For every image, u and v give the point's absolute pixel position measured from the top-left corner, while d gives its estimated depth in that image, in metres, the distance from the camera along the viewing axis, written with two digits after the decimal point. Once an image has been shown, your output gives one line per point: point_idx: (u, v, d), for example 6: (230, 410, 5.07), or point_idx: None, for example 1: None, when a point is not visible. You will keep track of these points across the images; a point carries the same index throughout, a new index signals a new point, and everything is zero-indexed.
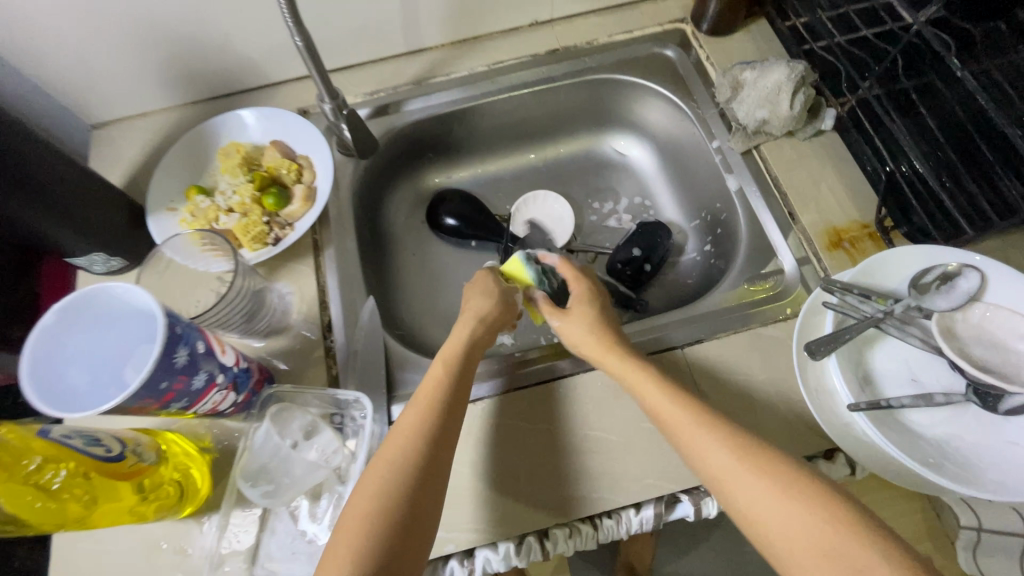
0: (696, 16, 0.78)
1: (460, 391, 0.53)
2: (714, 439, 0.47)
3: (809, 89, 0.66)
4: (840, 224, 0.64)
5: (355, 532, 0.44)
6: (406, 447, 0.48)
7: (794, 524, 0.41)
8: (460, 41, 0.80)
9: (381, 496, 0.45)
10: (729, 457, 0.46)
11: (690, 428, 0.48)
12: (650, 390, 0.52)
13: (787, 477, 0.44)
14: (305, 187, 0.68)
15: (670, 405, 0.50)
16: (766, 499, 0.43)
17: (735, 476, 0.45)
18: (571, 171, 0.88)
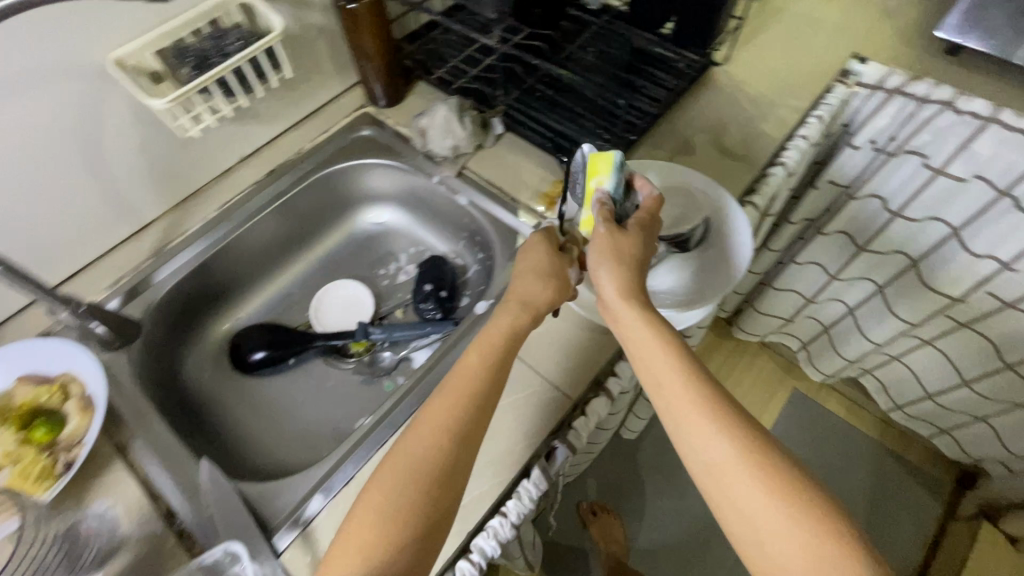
0: (371, 98, 0.94)
1: (472, 429, 0.52)
2: (724, 437, 0.48)
3: (471, 111, 0.84)
4: (547, 188, 0.82)
5: (347, 564, 0.45)
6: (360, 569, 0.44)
7: (784, 528, 0.44)
8: (181, 201, 0.84)
9: (372, 534, 0.46)
10: (738, 463, 0.46)
11: (701, 423, 0.49)
12: (664, 374, 0.52)
13: (794, 485, 0.45)
14: (77, 398, 0.64)
15: (683, 399, 0.50)
16: (768, 504, 0.45)
17: (738, 477, 0.46)
18: (345, 258, 0.96)
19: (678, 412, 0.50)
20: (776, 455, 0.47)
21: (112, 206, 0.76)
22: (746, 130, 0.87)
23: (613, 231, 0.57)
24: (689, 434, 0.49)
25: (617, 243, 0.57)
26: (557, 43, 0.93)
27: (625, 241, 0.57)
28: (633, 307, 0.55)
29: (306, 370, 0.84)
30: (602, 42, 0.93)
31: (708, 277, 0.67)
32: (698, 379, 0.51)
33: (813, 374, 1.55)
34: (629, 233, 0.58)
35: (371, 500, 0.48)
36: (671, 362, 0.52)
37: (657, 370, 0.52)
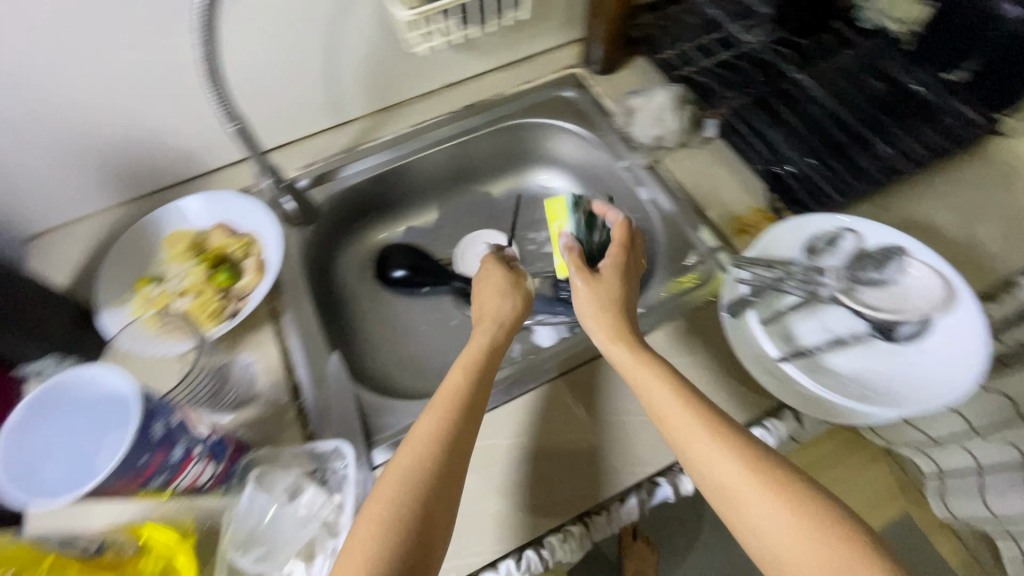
0: (585, 60, 0.90)
1: (477, 404, 0.53)
2: (732, 456, 0.47)
3: (689, 107, 0.78)
4: (742, 213, 0.74)
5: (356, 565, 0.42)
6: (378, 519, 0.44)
7: (806, 546, 0.42)
8: (382, 109, 0.88)
9: (380, 531, 0.44)
10: (746, 480, 0.46)
11: (708, 449, 0.48)
12: (666, 409, 0.51)
13: (804, 496, 0.44)
14: (256, 259, 0.71)
15: (687, 426, 0.50)
16: (791, 529, 0.43)
17: (754, 499, 0.45)
18: (503, 209, 0.95)
19: (689, 442, 0.49)
20: (794, 476, 0.46)
21: (328, 96, 0.81)
22: (1008, 223, 0.71)
23: (590, 281, 0.62)
24: (695, 462, 0.49)
25: (592, 285, 0.62)
26: (809, 56, 0.82)
27: (605, 284, 0.62)
28: (619, 343, 0.57)
29: (436, 303, 0.86)
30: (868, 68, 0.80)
31: (924, 380, 0.55)
32: (697, 406, 0.51)
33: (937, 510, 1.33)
34: (601, 279, 0.63)
35: (379, 499, 0.46)
36: (671, 392, 0.52)
37: (665, 408, 0.51)
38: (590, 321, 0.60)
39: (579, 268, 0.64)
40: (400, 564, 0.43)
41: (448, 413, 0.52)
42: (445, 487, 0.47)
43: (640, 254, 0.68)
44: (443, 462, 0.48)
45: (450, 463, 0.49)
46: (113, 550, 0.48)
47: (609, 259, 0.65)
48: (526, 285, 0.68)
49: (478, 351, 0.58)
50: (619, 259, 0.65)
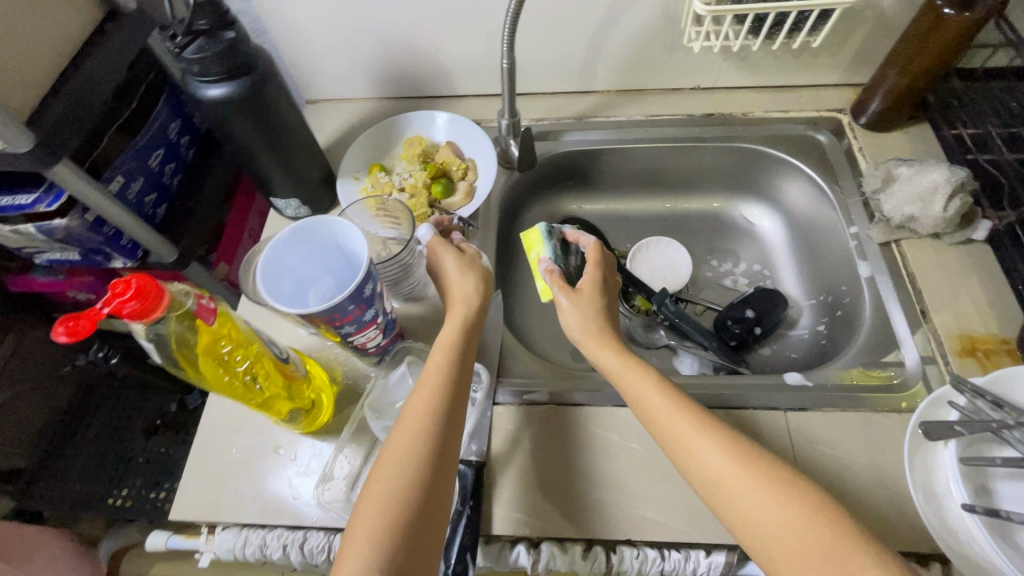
0: (856, 108, 0.81)
1: (466, 353, 0.58)
2: (717, 451, 0.49)
3: (968, 196, 0.66)
4: (978, 333, 0.63)
5: (384, 488, 0.47)
6: (409, 430, 0.50)
7: (791, 533, 0.43)
8: (624, 91, 0.89)
9: (403, 459, 0.48)
10: (731, 472, 0.47)
11: (699, 443, 0.49)
12: (661, 415, 0.53)
13: (785, 485, 0.46)
14: (468, 184, 0.78)
15: (679, 425, 0.51)
16: (775, 513, 0.44)
17: (740, 486, 0.46)
18: (696, 226, 0.92)
19: (671, 436, 0.51)
20: (774, 463, 0.47)
21: (584, 64, 0.84)
22: None
23: (574, 298, 0.62)
24: (687, 462, 0.50)
25: (576, 300, 0.62)
26: None
27: (585, 297, 0.62)
28: (607, 349, 0.59)
29: None
30: None
31: None
32: (686, 406, 0.53)
33: None
34: (582, 293, 0.63)
35: (401, 429, 0.51)
36: (669, 401, 0.53)
37: (651, 411, 0.53)
38: (576, 332, 0.61)
39: (563, 286, 0.63)
40: (422, 486, 0.48)
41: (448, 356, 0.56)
42: (451, 425, 0.52)
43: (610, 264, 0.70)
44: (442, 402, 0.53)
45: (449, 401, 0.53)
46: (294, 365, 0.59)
47: (588, 275, 0.64)
48: (481, 263, 0.64)
49: (468, 304, 0.60)
50: (593, 272, 0.64)
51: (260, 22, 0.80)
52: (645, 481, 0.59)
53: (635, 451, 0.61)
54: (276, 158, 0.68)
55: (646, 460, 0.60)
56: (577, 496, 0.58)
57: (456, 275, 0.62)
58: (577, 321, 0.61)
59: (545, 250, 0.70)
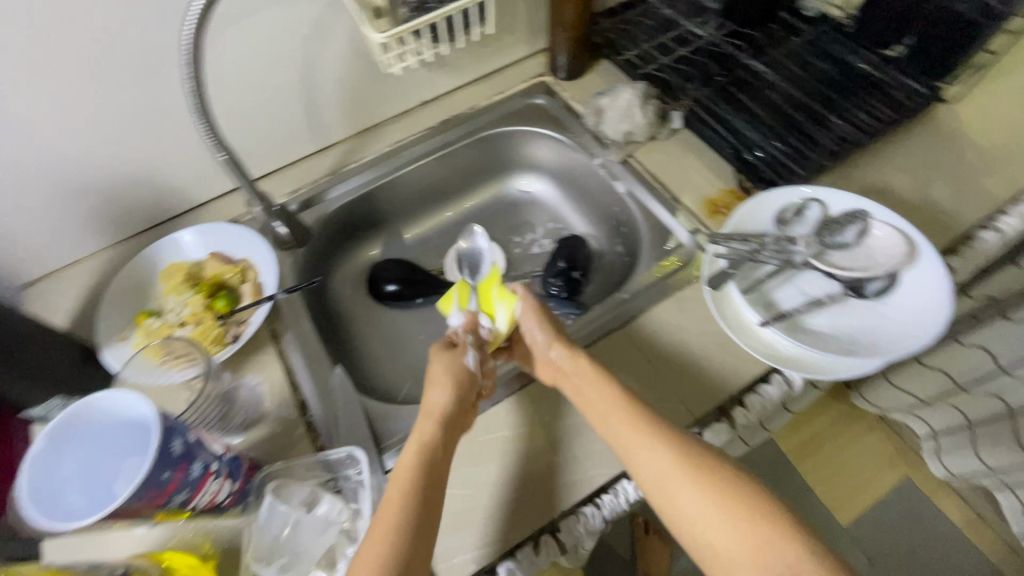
0: (553, 67, 0.94)
1: (451, 439, 0.57)
2: (666, 453, 0.52)
3: (654, 100, 0.81)
4: (714, 195, 0.78)
5: (397, 490, 0.51)
6: (388, 528, 0.48)
7: (733, 532, 0.47)
8: (363, 131, 0.91)
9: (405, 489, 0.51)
10: (674, 472, 0.51)
11: (642, 440, 0.53)
12: (606, 412, 0.57)
13: (725, 485, 0.49)
14: (252, 284, 0.73)
15: (628, 431, 0.55)
16: (702, 500, 0.49)
17: (681, 487, 0.50)
18: (488, 217, 0.99)
19: (619, 440, 0.55)
20: (710, 459, 0.51)
21: (309, 122, 0.84)
22: (961, 182, 0.76)
23: (536, 314, 0.66)
24: (633, 457, 0.53)
25: (541, 317, 0.66)
26: (762, 44, 0.88)
27: (546, 318, 0.67)
28: (555, 348, 0.63)
29: (431, 311, 0.91)
30: (815, 54, 0.86)
31: (903, 330, 0.58)
32: (641, 412, 0.56)
33: (934, 468, 1.39)
34: (542, 311, 0.67)
35: (378, 528, 0.48)
36: (616, 403, 0.57)
37: (610, 419, 0.56)
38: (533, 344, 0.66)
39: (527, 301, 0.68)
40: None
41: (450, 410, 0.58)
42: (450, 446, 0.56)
43: None
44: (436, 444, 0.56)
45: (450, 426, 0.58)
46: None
47: (546, 299, 0.68)
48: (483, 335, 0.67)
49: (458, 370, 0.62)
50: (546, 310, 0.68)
51: None
52: (549, 454, 0.62)
53: (528, 434, 0.64)
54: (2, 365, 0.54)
55: (543, 435, 0.64)
56: (504, 503, 0.60)
57: (459, 358, 0.63)
58: (534, 333, 0.66)
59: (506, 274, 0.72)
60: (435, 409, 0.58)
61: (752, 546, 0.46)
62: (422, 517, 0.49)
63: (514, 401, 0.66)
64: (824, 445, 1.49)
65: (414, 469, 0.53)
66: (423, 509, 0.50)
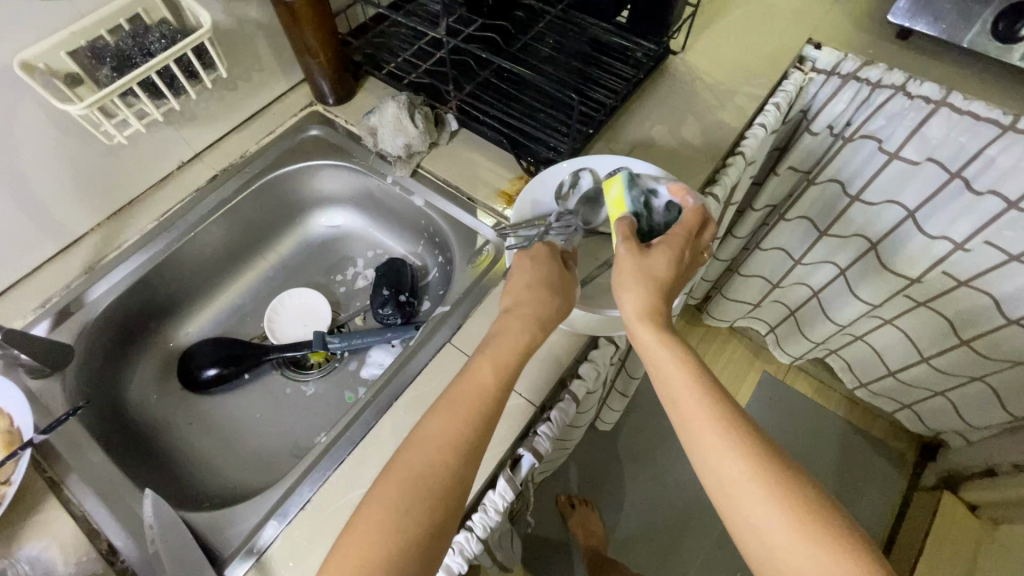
0: (318, 96, 0.89)
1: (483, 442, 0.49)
2: (741, 456, 0.46)
3: (423, 108, 0.80)
4: (506, 186, 0.80)
5: (398, 492, 0.46)
6: (378, 538, 0.43)
7: (803, 550, 0.42)
8: (115, 213, 0.79)
9: (405, 510, 0.45)
10: (744, 475, 0.46)
11: (714, 430, 0.48)
12: (680, 394, 0.51)
13: (816, 510, 0.43)
14: (2, 433, 0.59)
15: (705, 421, 0.49)
16: (786, 528, 0.43)
17: (752, 493, 0.45)
18: (301, 264, 0.92)
19: (690, 420, 0.50)
20: (795, 474, 0.45)
21: (34, 221, 0.70)
22: (705, 119, 0.87)
23: (635, 252, 0.56)
24: (706, 453, 0.48)
25: (642, 261, 0.55)
26: (511, 32, 0.91)
27: (653, 258, 0.55)
28: (648, 325, 0.54)
29: (262, 382, 0.82)
30: (559, 32, 0.92)
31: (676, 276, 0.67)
32: (724, 404, 0.50)
33: (780, 356, 1.61)
34: (651, 254, 0.56)
35: (366, 528, 0.44)
36: (696, 388, 0.51)
37: (684, 397, 0.51)
38: (623, 299, 0.55)
39: (624, 237, 0.57)
40: None
41: (481, 414, 0.50)
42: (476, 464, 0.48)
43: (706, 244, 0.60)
44: (464, 453, 0.48)
45: (509, 385, 0.53)
46: None
47: (665, 240, 0.57)
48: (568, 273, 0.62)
49: (546, 309, 0.57)
50: (688, 238, 0.57)
51: None
52: None
53: None
54: None
55: None
56: None
57: (562, 275, 0.61)
58: (629, 273, 0.55)
59: (627, 203, 0.60)
60: (538, 313, 0.57)
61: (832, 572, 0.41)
62: (420, 541, 0.44)
63: (359, 454, 0.62)
64: None
65: (427, 488, 0.46)
66: (425, 529, 0.44)
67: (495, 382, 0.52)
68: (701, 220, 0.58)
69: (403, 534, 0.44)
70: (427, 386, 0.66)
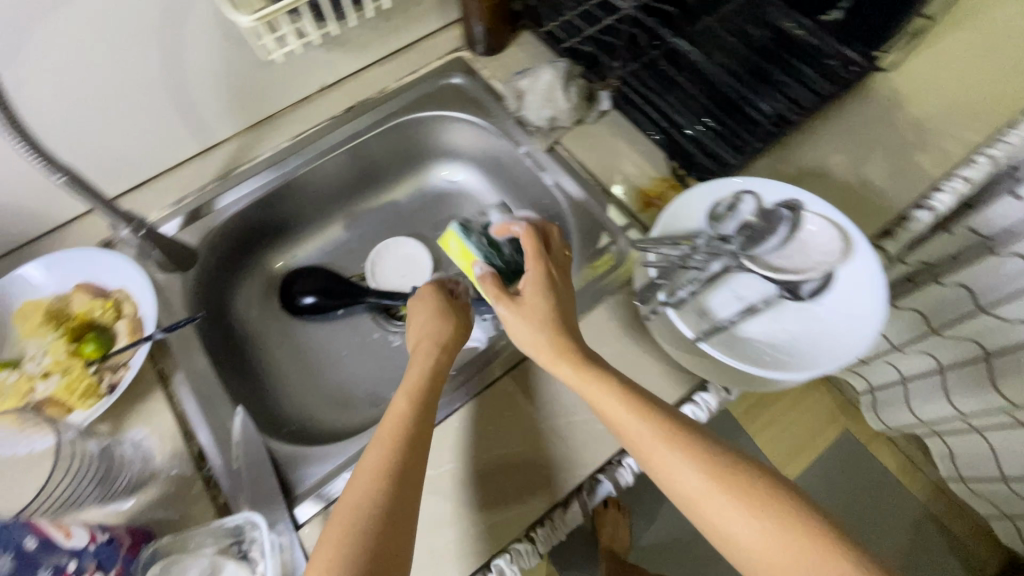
0: (468, 42, 0.84)
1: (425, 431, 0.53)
2: (691, 464, 0.47)
3: (579, 80, 0.74)
4: (646, 185, 0.73)
5: (353, 507, 0.47)
6: (344, 531, 0.45)
7: (775, 546, 0.42)
8: (255, 124, 0.79)
9: (370, 497, 0.47)
10: (704, 487, 0.45)
11: (660, 448, 0.48)
12: (639, 439, 0.49)
13: (767, 502, 0.44)
14: (128, 320, 0.63)
15: (647, 440, 0.49)
16: (756, 528, 0.43)
17: (714, 500, 0.45)
18: (412, 212, 0.90)
19: (633, 442, 0.50)
20: (743, 470, 0.46)
21: (184, 120, 0.72)
22: (896, 159, 0.74)
23: (517, 309, 0.58)
24: (655, 469, 0.48)
25: (516, 316, 0.58)
26: (695, 8, 0.80)
27: (529, 306, 0.58)
28: (563, 363, 0.55)
29: (352, 322, 0.83)
30: (750, 19, 0.80)
31: (844, 330, 0.55)
32: (660, 417, 0.50)
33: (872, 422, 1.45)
34: (523, 301, 0.59)
35: (333, 531, 0.46)
36: (629, 409, 0.51)
37: (620, 420, 0.51)
38: (523, 339, 0.57)
39: (496, 296, 0.61)
40: None
41: (414, 410, 0.54)
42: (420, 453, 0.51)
43: (560, 250, 0.65)
44: (408, 443, 0.51)
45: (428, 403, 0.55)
46: None
47: (528, 281, 0.60)
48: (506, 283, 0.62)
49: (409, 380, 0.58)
50: (541, 254, 0.62)
51: None
52: (478, 489, 0.58)
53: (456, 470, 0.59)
54: None
55: (471, 470, 0.59)
56: (430, 550, 0.55)
57: (506, 296, 0.60)
58: (514, 325, 0.58)
59: (476, 257, 0.69)
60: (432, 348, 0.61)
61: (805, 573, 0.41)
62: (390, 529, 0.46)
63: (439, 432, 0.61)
64: (772, 403, 1.53)
65: (380, 476, 0.49)
66: (389, 516, 0.47)
67: (414, 395, 0.55)
68: (538, 238, 0.63)
69: (369, 520, 0.46)
70: (517, 381, 0.64)
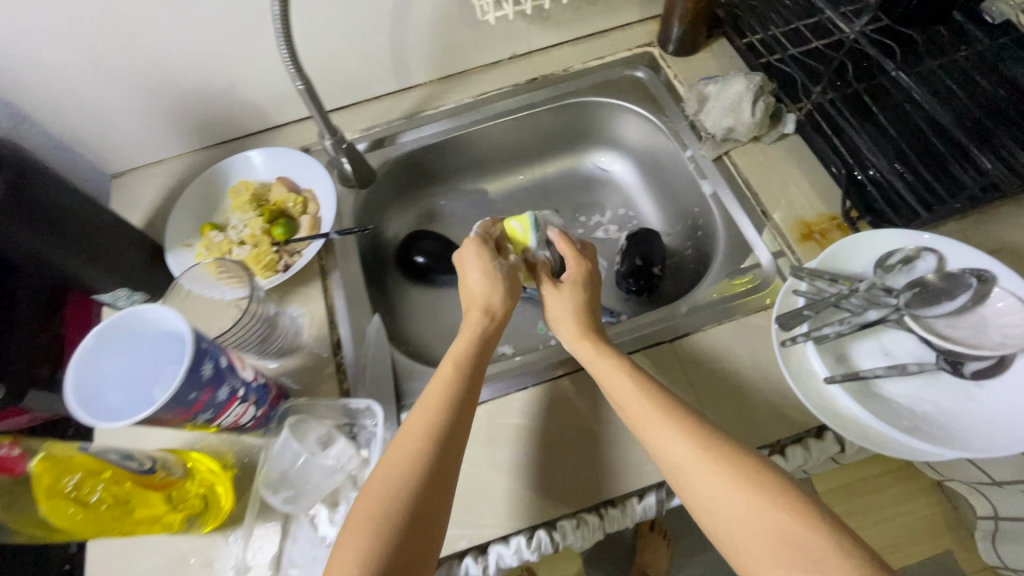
0: (662, 40, 0.85)
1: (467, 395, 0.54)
2: (676, 429, 0.50)
3: (769, 98, 0.72)
4: (810, 218, 0.70)
5: (407, 451, 0.50)
6: (398, 474, 0.48)
7: (737, 503, 0.44)
8: (447, 76, 0.87)
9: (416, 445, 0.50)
10: (682, 447, 0.49)
11: (651, 414, 0.52)
12: (629, 402, 0.54)
13: (736, 463, 0.46)
14: (311, 218, 0.74)
15: (636, 402, 0.53)
16: (720, 484, 0.46)
17: (685, 457, 0.48)
18: (558, 189, 0.94)
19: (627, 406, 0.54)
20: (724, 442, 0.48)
21: (395, 59, 0.81)
22: None
23: (555, 294, 0.63)
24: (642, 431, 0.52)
25: (556, 299, 0.63)
26: (918, 50, 0.76)
27: (565, 294, 0.63)
28: (585, 342, 0.59)
29: None
30: (981, 74, 0.73)
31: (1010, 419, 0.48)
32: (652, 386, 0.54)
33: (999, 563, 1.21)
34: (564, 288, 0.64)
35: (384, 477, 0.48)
36: (631, 379, 0.55)
37: (621, 391, 0.55)
38: (562, 327, 0.62)
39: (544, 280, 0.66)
40: (402, 529, 0.45)
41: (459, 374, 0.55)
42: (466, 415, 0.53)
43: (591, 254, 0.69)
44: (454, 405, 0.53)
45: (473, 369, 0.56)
46: (164, 469, 0.53)
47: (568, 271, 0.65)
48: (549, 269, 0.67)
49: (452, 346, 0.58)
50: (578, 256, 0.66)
51: (12, 105, 0.69)
52: (564, 452, 0.60)
53: (548, 429, 0.62)
54: (77, 251, 0.58)
55: (562, 433, 0.61)
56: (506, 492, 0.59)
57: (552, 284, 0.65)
58: (551, 309, 0.63)
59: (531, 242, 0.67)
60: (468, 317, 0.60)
61: (777, 552, 0.41)
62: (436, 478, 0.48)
63: (540, 390, 0.64)
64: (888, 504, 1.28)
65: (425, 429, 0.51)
66: (437, 467, 0.49)
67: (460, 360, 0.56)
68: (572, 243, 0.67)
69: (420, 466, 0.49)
70: None
